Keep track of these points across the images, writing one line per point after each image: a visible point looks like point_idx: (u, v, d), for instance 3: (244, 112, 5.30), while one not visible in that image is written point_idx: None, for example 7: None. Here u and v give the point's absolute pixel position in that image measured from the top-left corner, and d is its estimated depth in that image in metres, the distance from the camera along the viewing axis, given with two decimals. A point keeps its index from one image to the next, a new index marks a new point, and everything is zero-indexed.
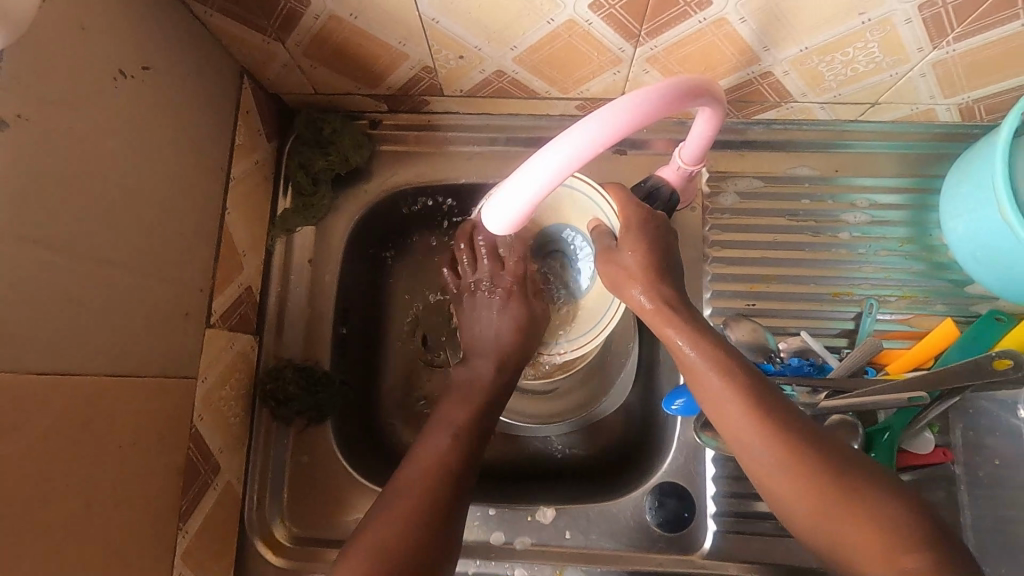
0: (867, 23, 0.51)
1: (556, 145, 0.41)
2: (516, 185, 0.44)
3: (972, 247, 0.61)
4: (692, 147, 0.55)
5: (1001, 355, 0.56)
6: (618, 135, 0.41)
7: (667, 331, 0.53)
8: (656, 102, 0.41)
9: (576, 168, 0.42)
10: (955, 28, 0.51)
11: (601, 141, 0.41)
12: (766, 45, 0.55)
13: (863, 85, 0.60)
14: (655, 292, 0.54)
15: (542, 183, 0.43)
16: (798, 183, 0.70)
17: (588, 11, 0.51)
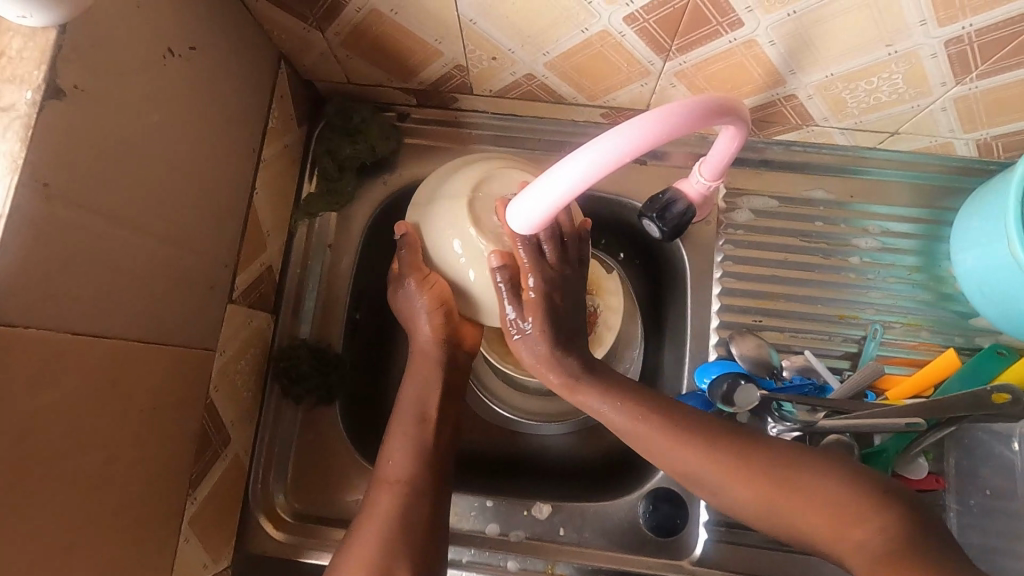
0: (894, 55, 0.52)
1: (623, 130, 0.40)
2: (575, 163, 0.42)
3: (980, 280, 0.62)
4: (713, 161, 0.56)
5: (999, 388, 0.57)
6: (673, 133, 0.42)
7: (582, 399, 0.58)
8: (702, 110, 0.43)
9: (633, 158, 0.41)
10: (978, 67, 0.52)
11: (659, 135, 0.41)
12: (792, 69, 0.56)
13: (884, 114, 0.61)
14: (563, 368, 0.58)
15: (602, 164, 0.41)
16: (813, 206, 0.71)
17: (622, 23, 0.52)
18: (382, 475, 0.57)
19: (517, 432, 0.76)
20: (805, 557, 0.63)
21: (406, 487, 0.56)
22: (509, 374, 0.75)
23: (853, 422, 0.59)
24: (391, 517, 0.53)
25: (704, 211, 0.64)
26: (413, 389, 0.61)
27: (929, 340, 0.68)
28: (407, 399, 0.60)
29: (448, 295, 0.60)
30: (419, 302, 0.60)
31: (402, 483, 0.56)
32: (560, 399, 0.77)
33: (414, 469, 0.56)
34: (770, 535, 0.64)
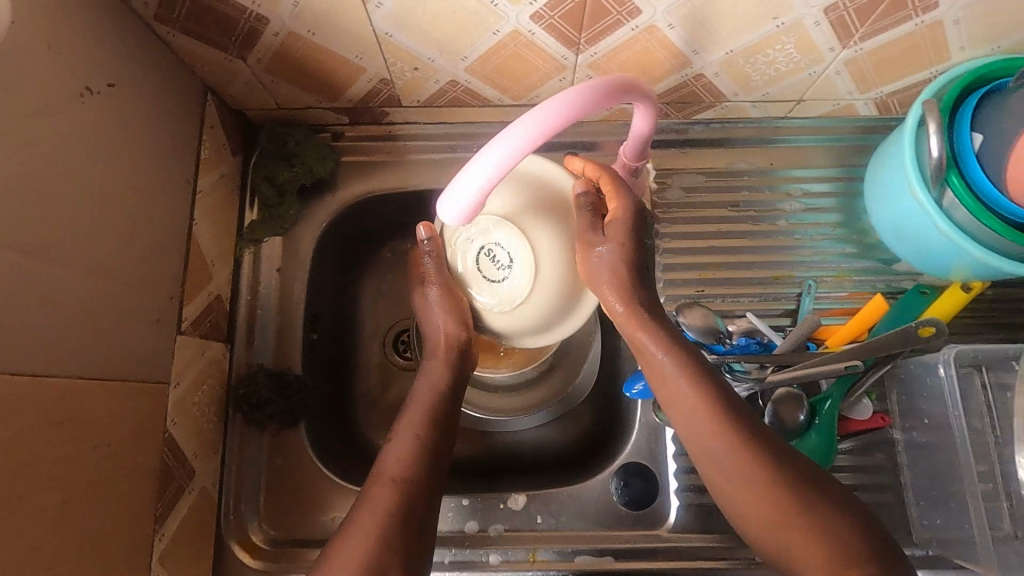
0: (782, 27, 0.57)
1: (538, 113, 0.43)
2: (496, 147, 0.43)
3: (894, 226, 0.66)
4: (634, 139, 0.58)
5: (924, 323, 0.60)
6: (584, 111, 0.44)
7: (638, 334, 0.56)
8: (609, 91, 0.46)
9: (548, 138, 0.44)
10: (858, 29, 0.57)
11: (570, 114, 0.43)
12: (695, 49, 0.60)
13: (786, 84, 0.66)
14: (629, 299, 0.57)
15: (521, 144, 0.43)
16: (738, 177, 0.75)
17: (531, 21, 0.55)
18: (383, 472, 0.57)
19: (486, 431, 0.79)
20: None
21: (404, 485, 0.55)
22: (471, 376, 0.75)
23: (792, 374, 0.62)
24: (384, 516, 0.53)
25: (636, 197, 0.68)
26: (423, 400, 0.62)
27: (859, 289, 0.72)
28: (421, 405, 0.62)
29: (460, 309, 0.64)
30: (437, 313, 0.64)
31: (405, 481, 0.56)
32: (523, 392, 0.77)
33: (412, 470, 0.56)
34: None
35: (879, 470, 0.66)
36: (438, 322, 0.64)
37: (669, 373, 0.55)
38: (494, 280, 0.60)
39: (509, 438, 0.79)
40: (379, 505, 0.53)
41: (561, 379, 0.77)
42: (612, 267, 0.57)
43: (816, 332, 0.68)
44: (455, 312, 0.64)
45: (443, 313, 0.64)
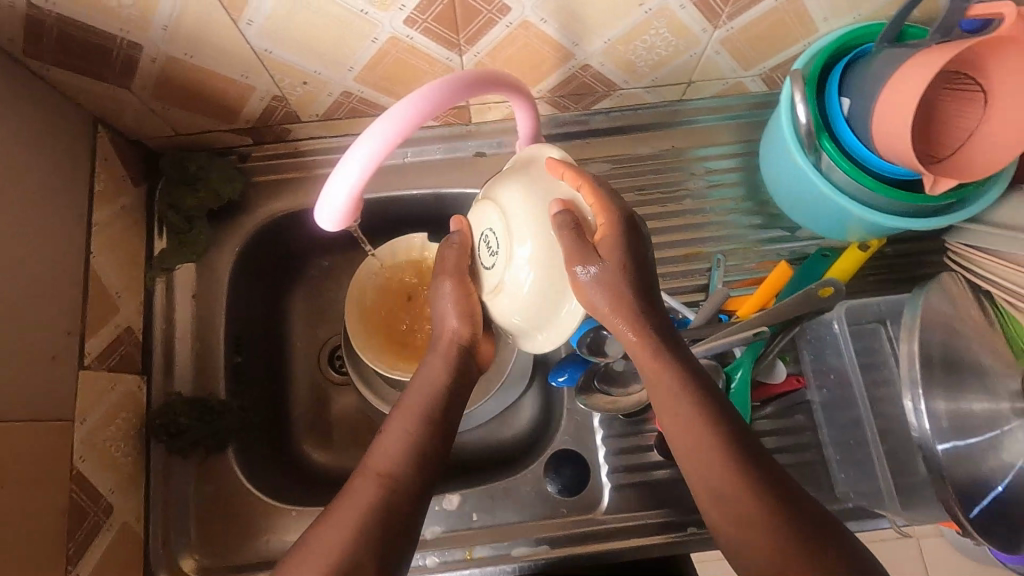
0: (650, 13, 0.59)
1: (400, 109, 0.43)
2: (362, 146, 0.44)
3: (785, 192, 0.69)
4: (523, 129, 0.59)
5: (824, 283, 0.63)
6: (446, 104, 0.45)
7: (656, 371, 0.52)
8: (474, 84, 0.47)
9: (413, 132, 0.44)
10: (723, 9, 0.59)
11: (433, 108, 0.44)
12: (574, 41, 0.62)
13: (672, 67, 0.68)
14: (642, 327, 0.53)
15: (385, 141, 0.44)
16: (643, 161, 0.77)
17: (406, 27, 0.56)
18: (370, 464, 0.53)
19: None
20: None
21: (391, 481, 0.51)
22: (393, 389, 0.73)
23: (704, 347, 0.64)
24: (366, 508, 0.49)
25: None
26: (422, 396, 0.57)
27: (766, 258, 0.74)
28: (417, 399, 0.57)
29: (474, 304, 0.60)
30: (449, 308, 0.60)
31: (389, 477, 0.52)
32: None
33: (400, 467, 0.52)
34: (667, 471, 0.67)
35: (801, 429, 0.69)
36: (448, 314, 0.60)
37: (661, 378, 0.52)
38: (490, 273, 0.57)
39: None
40: (361, 497, 0.50)
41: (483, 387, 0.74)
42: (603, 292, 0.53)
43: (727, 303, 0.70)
44: (467, 306, 0.60)
45: (452, 305, 0.59)
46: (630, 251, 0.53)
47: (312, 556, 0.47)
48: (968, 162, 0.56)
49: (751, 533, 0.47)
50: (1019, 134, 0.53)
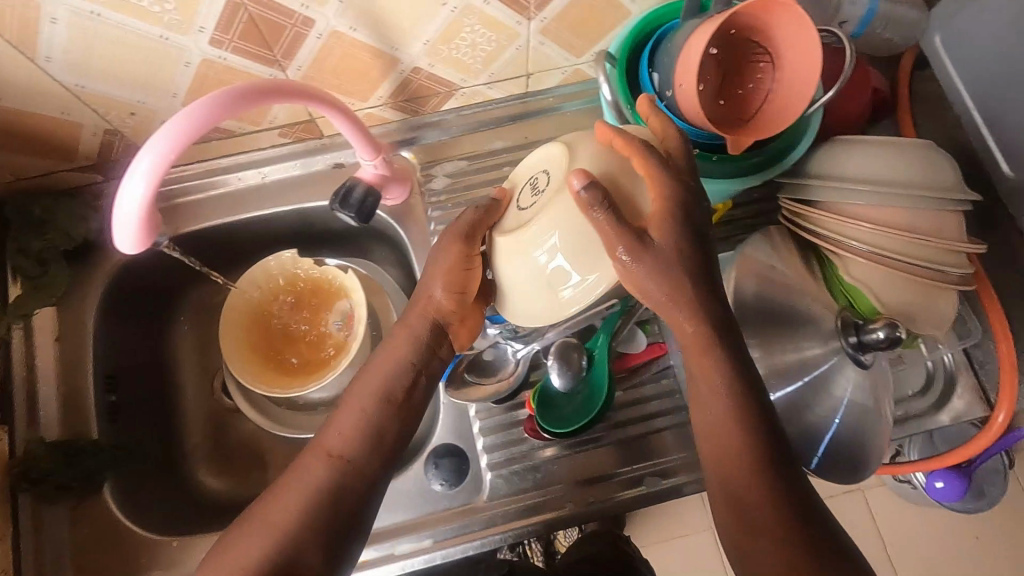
0: (457, 11, 0.61)
1: (177, 118, 0.45)
2: (143, 156, 0.45)
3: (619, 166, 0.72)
4: (347, 128, 0.62)
5: None
6: (230, 112, 0.47)
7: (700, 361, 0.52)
8: (260, 92, 0.49)
9: (194, 141, 0.46)
10: (530, 1, 0.61)
11: (213, 116, 0.46)
12: (393, 46, 0.64)
13: (503, 61, 0.71)
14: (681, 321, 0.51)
15: (165, 150, 0.45)
16: (498, 155, 0.79)
17: (214, 47, 0.57)
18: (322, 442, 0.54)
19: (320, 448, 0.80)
20: (577, 457, 0.69)
21: (343, 463, 0.53)
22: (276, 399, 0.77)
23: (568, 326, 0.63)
24: (314, 492, 0.51)
25: (398, 187, 0.74)
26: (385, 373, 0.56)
27: None
28: (376, 374, 0.56)
29: (467, 280, 0.56)
30: (434, 277, 0.56)
31: (342, 458, 0.53)
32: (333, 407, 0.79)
33: (357, 447, 0.54)
34: (544, 451, 0.69)
35: (668, 393, 0.71)
36: (433, 282, 0.56)
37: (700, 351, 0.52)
38: (506, 230, 0.53)
39: None
40: (312, 478, 0.52)
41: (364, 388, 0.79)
42: (642, 263, 0.48)
43: None
44: (460, 279, 0.56)
45: (441, 274, 0.56)
46: (686, 232, 0.50)
47: (257, 530, 0.50)
48: (772, 114, 0.59)
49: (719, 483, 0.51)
50: (796, 100, 0.57)
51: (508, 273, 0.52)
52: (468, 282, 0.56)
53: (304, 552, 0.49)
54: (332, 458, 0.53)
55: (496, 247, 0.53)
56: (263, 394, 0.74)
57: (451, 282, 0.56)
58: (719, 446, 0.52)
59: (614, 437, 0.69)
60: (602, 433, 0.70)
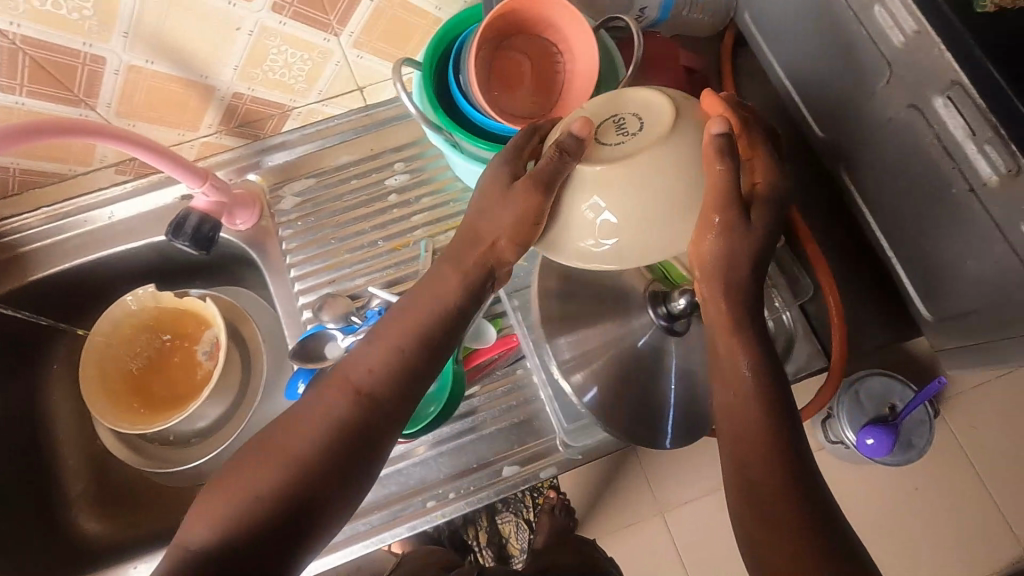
0: (255, 35, 0.62)
1: None
2: None
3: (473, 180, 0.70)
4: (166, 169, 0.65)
5: None
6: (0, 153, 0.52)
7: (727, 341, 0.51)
8: (38, 133, 0.54)
9: None
10: (329, 17, 0.63)
11: None
12: (201, 74, 0.64)
13: (327, 78, 0.72)
14: (721, 304, 0.50)
15: None
16: (345, 169, 0.80)
17: (8, 94, 0.59)
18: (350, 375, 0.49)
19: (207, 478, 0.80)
20: (439, 454, 0.69)
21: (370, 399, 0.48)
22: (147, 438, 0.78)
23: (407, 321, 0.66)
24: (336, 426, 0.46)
25: (244, 211, 0.75)
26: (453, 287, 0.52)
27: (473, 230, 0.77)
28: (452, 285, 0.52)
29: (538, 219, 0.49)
30: (510, 205, 0.49)
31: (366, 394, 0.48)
32: (211, 434, 0.80)
33: (381, 385, 0.48)
34: (410, 453, 0.69)
35: (524, 382, 0.72)
36: (505, 213, 0.49)
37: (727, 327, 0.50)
38: (604, 141, 0.47)
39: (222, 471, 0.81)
40: (331, 410, 0.47)
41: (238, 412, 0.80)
42: (722, 269, 0.49)
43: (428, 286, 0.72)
44: (533, 205, 0.48)
45: (516, 212, 0.48)
46: (775, 214, 0.50)
47: (231, 491, 0.43)
48: (577, 89, 0.61)
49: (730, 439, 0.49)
50: (588, 78, 0.60)
51: (587, 216, 0.47)
52: (524, 219, 0.49)
53: (319, 483, 0.44)
54: (362, 395, 0.47)
55: (575, 203, 0.48)
56: (126, 430, 0.73)
57: (518, 218, 0.49)
58: (728, 409, 0.50)
59: (475, 431, 0.70)
60: (462, 429, 0.70)
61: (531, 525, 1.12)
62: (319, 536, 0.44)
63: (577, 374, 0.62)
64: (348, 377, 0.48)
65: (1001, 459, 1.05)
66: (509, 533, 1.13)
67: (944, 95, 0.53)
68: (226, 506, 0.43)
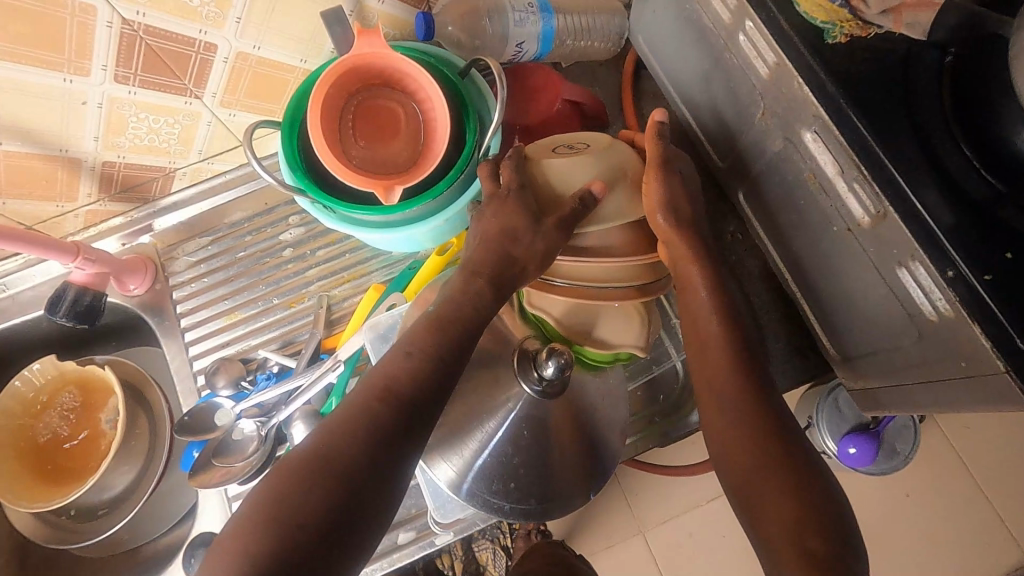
0: (104, 105, 0.60)
1: None
2: None
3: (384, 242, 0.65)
4: (38, 252, 0.64)
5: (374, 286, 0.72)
6: None
7: (691, 267, 0.54)
8: None
9: None
10: (182, 81, 0.61)
11: None
12: (60, 148, 0.62)
13: (202, 138, 0.69)
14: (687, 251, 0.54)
15: None
16: (239, 226, 0.78)
17: None
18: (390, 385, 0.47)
19: (125, 546, 0.78)
20: None
21: (393, 396, 0.47)
22: (54, 515, 0.76)
23: (308, 373, 0.67)
24: (364, 429, 0.45)
25: (134, 276, 0.74)
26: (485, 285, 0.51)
27: (372, 279, 0.77)
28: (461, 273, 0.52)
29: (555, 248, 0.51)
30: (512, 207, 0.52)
31: (394, 392, 0.47)
32: (122, 502, 0.78)
33: (410, 388, 0.47)
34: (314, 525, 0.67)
35: None
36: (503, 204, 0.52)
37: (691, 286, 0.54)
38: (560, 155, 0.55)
39: (142, 536, 0.79)
40: (361, 412, 0.46)
41: (148, 480, 0.78)
42: (675, 211, 0.53)
43: (325, 342, 0.73)
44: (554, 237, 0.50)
45: (542, 236, 0.50)
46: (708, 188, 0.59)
47: (273, 510, 0.42)
48: (442, 114, 0.58)
49: (735, 445, 0.50)
50: (443, 104, 0.57)
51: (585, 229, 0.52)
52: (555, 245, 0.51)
53: (358, 491, 0.43)
54: (400, 403, 0.46)
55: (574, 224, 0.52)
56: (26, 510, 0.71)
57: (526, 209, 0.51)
58: (709, 385, 0.53)
59: None
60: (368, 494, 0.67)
61: (510, 550, 1.00)
62: (357, 550, 0.43)
63: (450, 466, 0.59)
64: (367, 380, 0.47)
65: (989, 462, 0.97)
66: (487, 562, 0.99)
67: (811, 131, 0.48)
68: (252, 536, 0.41)
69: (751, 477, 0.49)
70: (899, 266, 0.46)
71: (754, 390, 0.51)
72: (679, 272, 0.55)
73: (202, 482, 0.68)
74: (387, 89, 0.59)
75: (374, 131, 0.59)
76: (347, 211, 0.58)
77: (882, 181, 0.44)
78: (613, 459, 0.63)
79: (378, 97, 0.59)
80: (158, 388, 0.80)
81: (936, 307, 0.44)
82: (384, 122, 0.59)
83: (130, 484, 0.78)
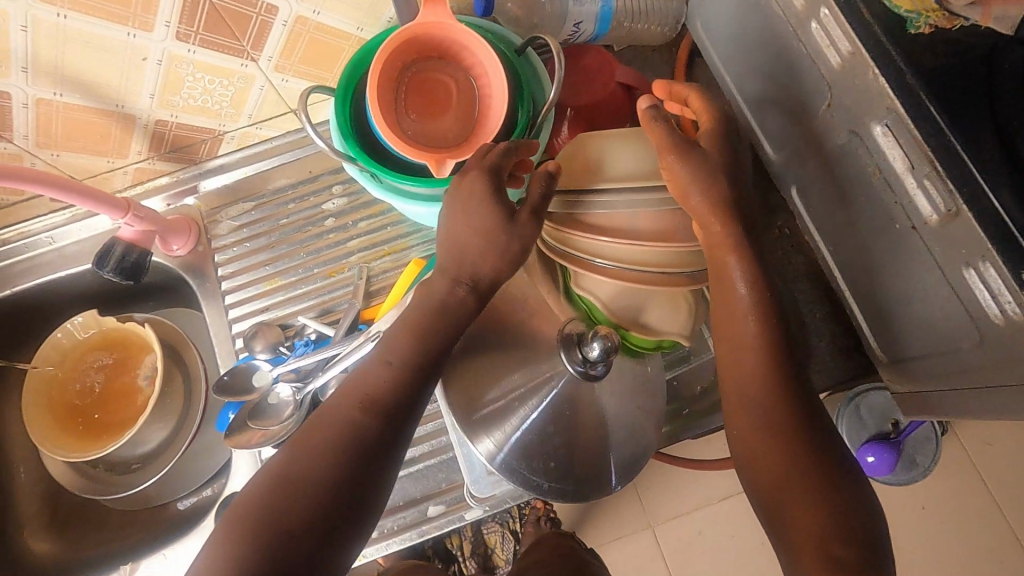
0: (163, 63, 0.60)
1: None
2: None
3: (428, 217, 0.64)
4: (89, 205, 0.64)
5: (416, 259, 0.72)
6: None
7: (729, 259, 0.50)
8: None
9: None
10: (241, 42, 0.60)
11: None
12: (116, 103, 0.63)
13: (253, 101, 0.69)
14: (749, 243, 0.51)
15: None
16: (282, 193, 0.79)
17: None
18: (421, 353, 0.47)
19: (153, 502, 0.80)
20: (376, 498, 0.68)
21: None
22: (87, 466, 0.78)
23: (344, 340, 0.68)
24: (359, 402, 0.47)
25: (179, 237, 0.74)
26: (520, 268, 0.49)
27: (411, 254, 0.77)
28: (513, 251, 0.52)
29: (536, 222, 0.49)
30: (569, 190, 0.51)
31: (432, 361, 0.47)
32: (152, 459, 0.79)
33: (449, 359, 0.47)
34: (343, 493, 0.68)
35: None
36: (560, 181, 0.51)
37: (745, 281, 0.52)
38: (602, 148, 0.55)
39: (169, 494, 0.80)
40: (366, 384, 0.48)
41: (179, 438, 0.79)
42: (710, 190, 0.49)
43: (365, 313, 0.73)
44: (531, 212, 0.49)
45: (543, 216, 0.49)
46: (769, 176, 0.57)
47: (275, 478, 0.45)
48: (499, 88, 0.57)
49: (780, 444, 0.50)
50: (501, 78, 0.57)
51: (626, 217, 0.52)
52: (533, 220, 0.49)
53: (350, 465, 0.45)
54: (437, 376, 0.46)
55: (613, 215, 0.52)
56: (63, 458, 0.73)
57: None
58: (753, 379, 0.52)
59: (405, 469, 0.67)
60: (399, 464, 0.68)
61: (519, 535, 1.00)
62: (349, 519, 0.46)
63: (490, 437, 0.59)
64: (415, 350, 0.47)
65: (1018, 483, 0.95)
66: (496, 544, 1.00)
67: (882, 124, 0.47)
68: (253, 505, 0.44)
69: (796, 476, 0.48)
70: (967, 265, 0.45)
71: (800, 387, 0.51)
72: (717, 264, 0.51)
73: (237, 442, 0.69)
74: (443, 62, 0.59)
75: (428, 103, 0.59)
76: (395, 181, 0.58)
77: (957, 177, 0.43)
78: (646, 448, 0.63)
79: (433, 69, 0.59)
80: (194, 349, 0.81)
81: (1004, 310, 0.43)
82: (437, 95, 0.59)
83: (161, 441, 0.79)
